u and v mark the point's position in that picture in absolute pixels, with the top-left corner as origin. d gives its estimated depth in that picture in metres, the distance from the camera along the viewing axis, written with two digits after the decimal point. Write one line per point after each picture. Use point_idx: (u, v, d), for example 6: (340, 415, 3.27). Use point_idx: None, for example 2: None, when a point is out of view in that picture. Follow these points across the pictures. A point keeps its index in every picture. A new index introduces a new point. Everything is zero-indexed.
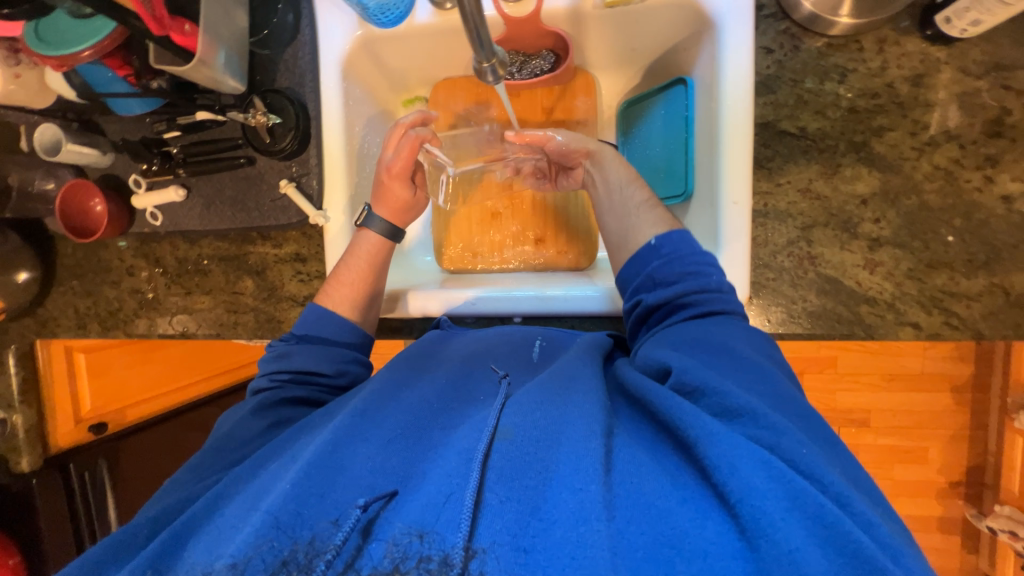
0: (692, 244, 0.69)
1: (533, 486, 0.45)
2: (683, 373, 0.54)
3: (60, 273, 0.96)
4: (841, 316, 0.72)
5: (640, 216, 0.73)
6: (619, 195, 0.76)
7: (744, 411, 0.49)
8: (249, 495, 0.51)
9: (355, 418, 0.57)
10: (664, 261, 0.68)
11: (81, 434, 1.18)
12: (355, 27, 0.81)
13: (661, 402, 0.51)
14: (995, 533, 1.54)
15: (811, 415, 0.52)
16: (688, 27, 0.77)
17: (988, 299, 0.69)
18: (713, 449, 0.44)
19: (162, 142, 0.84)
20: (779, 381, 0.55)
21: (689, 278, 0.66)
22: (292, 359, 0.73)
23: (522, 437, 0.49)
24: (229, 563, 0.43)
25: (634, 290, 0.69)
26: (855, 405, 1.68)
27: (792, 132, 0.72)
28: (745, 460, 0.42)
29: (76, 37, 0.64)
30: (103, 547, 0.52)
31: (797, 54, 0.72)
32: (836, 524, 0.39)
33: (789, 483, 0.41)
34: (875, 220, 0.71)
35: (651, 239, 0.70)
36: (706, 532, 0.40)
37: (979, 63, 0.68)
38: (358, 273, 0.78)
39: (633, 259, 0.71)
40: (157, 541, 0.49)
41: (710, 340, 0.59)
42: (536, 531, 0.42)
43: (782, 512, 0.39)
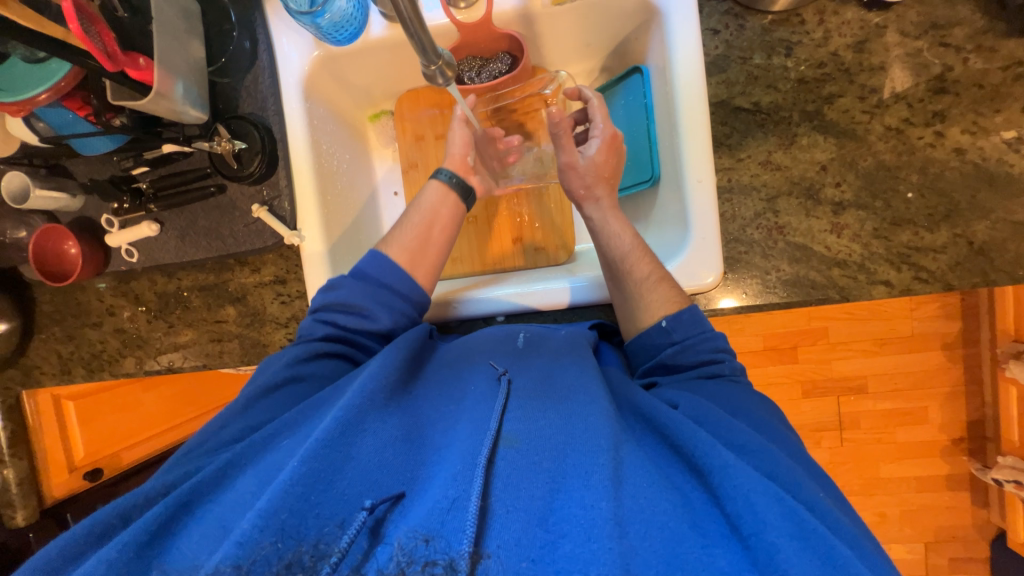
0: (702, 324, 0.69)
1: (540, 495, 0.46)
2: (691, 408, 0.59)
3: (40, 321, 0.95)
4: (814, 282, 0.73)
5: (647, 295, 0.71)
6: (627, 266, 0.74)
7: (752, 451, 0.53)
8: (258, 475, 0.51)
9: (360, 403, 0.55)
10: (677, 348, 0.68)
11: (76, 482, 1.16)
12: (312, 48, 0.82)
13: (677, 429, 0.54)
14: (1001, 484, 1.55)
15: (808, 465, 0.57)
16: (636, 17, 0.79)
17: (953, 251, 0.70)
18: (727, 481, 0.46)
19: (130, 179, 0.85)
20: (780, 437, 0.59)
21: (703, 367, 0.67)
22: (339, 291, 0.74)
23: (528, 445, 0.50)
24: (231, 563, 0.42)
25: (648, 370, 0.70)
26: (851, 372, 1.70)
27: (746, 108, 0.74)
28: (761, 494, 0.45)
29: (33, 80, 0.65)
30: (112, 509, 0.51)
31: (743, 32, 0.74)
32: (844, 564, 0.41)
33: (800, 521, 0.44)
34: (836, 184, 0.72)
35: (661, 320, 0.69)
36: (718, 561, 0.42)
37: (916, 24, 0.70)
38: (425, 223, 0.80)
39: (643, 340, 0.71)
40: (161, 505, 0.49)
41: (724, 400, 0.62)
42: (544, 542, 0.43)
43: (793, 548, 0.41)
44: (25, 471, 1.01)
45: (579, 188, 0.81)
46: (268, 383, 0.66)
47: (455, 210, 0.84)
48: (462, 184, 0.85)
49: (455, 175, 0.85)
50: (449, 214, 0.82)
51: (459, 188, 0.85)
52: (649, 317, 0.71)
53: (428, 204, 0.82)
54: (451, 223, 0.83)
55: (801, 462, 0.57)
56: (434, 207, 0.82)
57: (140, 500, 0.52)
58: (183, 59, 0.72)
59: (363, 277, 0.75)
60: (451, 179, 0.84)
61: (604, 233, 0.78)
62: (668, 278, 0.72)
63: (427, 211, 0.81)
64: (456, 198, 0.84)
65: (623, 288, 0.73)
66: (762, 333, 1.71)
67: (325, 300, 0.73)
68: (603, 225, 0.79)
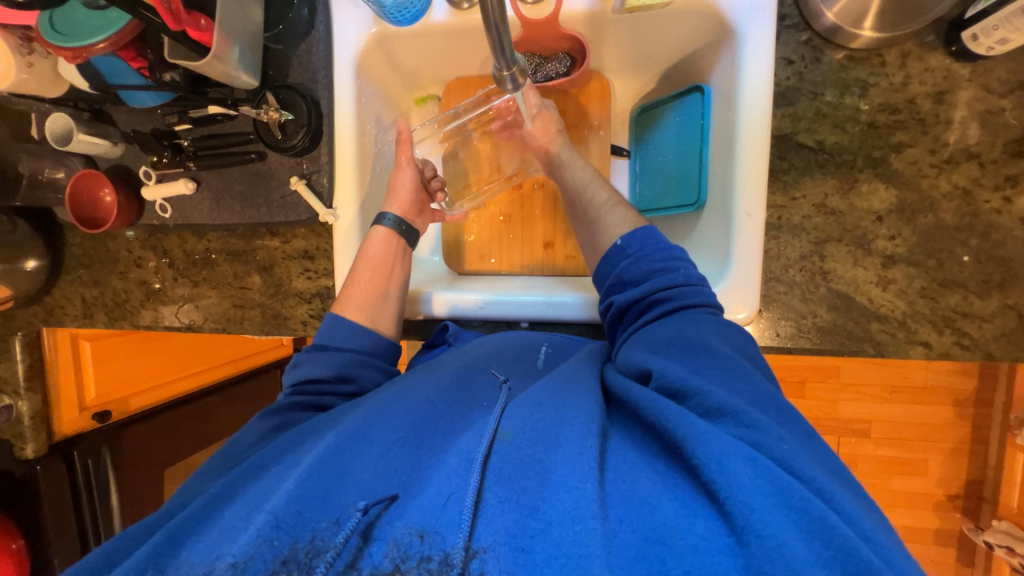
0: (657, 239, 0.70)
1: (530, 486, 0.45)
2: (665, 372, 0.54)
3: (68, 263, 0.96)
4: (850, 332, 0.71)
5: (607, 218, 0.76)
6: (584, 193, 0.80)
7: (726, 411, 0.49)
8: (250, 499, 0.51)
9: (358, 422, 0.57)
10: (630, 260, 0.69)
11: (84, 421, 1.19)
12: (371, 24, 0.80)
13: (649, 403, 0.51)
14: (992, 547, 1.53)
15: (791, 411, 0.52)
16: (709, 33, 0.75)
17: (1000, 321, 0.68)
18: (701, 447, 0.44)
19: (172, 134, 0.84)
20: (754, 375, 0.55)
21: (657, 275, 0.67)
22: (303, 367, 0.72)
23: (521, 439, 0.50)
24: (231, 562, 0.44)
25: (607, 291, 0.71)
26: (856, 415, 1.68)
27: (809, 145, 0.71)
28: (733, 454, 0.43)
29: (91, 29, 0.64)
30: (102, 551, 0.52)
31: (818, 66, 0.71)
32: (818, 515, 0.39)
33: (777, 479, 0.41)
34: (890, 237, 0.70)
35: (618, 240, 0.72)
36: (697, 528, 0.40)
37: (1003, 81, 0.67)
38: (377, 274, 0.78)
39: (603, 262, 0.73)
40: (153, 539, 0.49)
41: (686, 337, 0.59)
42: (534, 531, 0.42)
43: (770, 508, 0.39)
44: (37, 405, 1.07)
45: (542, 138, 0.86)
46: (250, 438, 0.65)
47: (400, 252, 0.82)
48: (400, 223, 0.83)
49: (397, 217, 0.83)
50: (396, 260, 0.81)
51: (400, 229, 0.83)
52: (609, 239, 0.74)
53: (375, 254, 0.80)
54: (398, 258, 0.82)
55: (788, 413, 0.52)
56: (383, 257, 0.80)
57: (134, 536, 0.53)
58: (243, 23, 0.70)
59: (325, 349, 0.74)
60: (397, 225, 0.83)
61: (568, 169, 0.83)
62: (624, 202, 0.78)
63: (375, 262, 0.79)
64: (401, 242, 0.83)
65: (589, 219, 0.78)
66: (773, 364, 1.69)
67: (292, 380, 0.72)
68: (567, 161, 0.83)
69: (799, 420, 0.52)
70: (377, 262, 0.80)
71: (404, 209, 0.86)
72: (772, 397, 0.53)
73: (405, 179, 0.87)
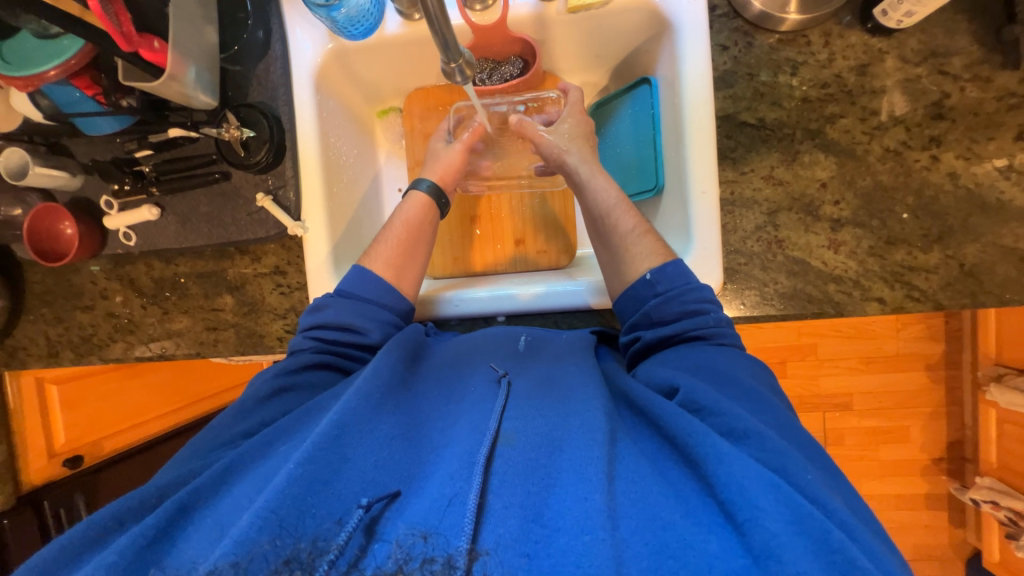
0: (686, 276, 0.70)
1: (536, 492, 0.46)
2: (691, 393, 0.57)
3: (30, 302, 0.93)
4: (810, 295, 0.75)
5: (633, 248, 0.73)
6: (610, 217, 0.77)
7: (749, 433, 0.51)
8: (256, 480, 0.50)
9: (361, 402, 0.55)
10: (661, 299, 0.69)
11: (54, 468, 1.14)
12: (326, 40, 0.82)
13: (671, 418, 0.53)
14: (978, 504, 1.58)
15: (814, 446, 0.55)
16: (648, 28, 0.80)
17: (944, 271, 0.73)
18: (722, 467, 0.46)
19: (132, 161, 0.83)
20: (777, 409, 0.57)
21: (688, 316, 0.68)
22: (326, 312, 0.72)
23: (523, 444, 0.50)
24: (229, 560, 0.41)
25: (633, 326, 0.72)
26: (836, 389, 1.73)
27: (751, 123, 0.76)
28: (755, 479, 0.44)
29: (43, 57, 0.65)
30: (108, 511, 0.49)
31: (751, 50, 0.76)
32: (843, 548, 0.40)
33: (798, 506, 0.43)
34: (835, 202, 0.74)
35: (645, 273, 0.71)
36: (711, 547, 0.41)
37: (916, 51, 0.73)
38: (412, 236, 0.80)
39: (631, 295, 0.72)
40: (158, 513, 0.47)
41: (712, 367, 0.61)
42: (540, 536, 0.43)
43: (789, 534, 0.40)
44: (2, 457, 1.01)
45: (556, 149, 0.84)
46: (260, 393, 0.65)
47: (434, 220, 0.84)
48: (436, 190, 0.85)
49: (435, 184, 0.85)
50: (426, 226, 0.82)
51: (437, 196, 0.85)
52: (635, 270, 0.72)
53: (413, 218, 0.82)
54: (429, 225, 0.83)
55: (816, 454, 0.54)
56: (416, 219, 0.82)
57: (135, 503, 0.50)
58: (196, 44, 0.72)
59: (350, 296, 0.74)
60: (433, 192, 0.85)
61: (589, 187, 0.81)
62: (651, 231, 0.75)
63: (411, 224, 0.81)
64: (436, 211, 0.85)
65: (612, 245, 0.75)
66: (752, 346, 1.73)
67: (314, 321, 0.72)
68: (588, 179, 0.81)
69: (821, 456, 0.55)
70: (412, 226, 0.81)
71: (443, 179, 0.87)
72: (794, 433, 0.55)
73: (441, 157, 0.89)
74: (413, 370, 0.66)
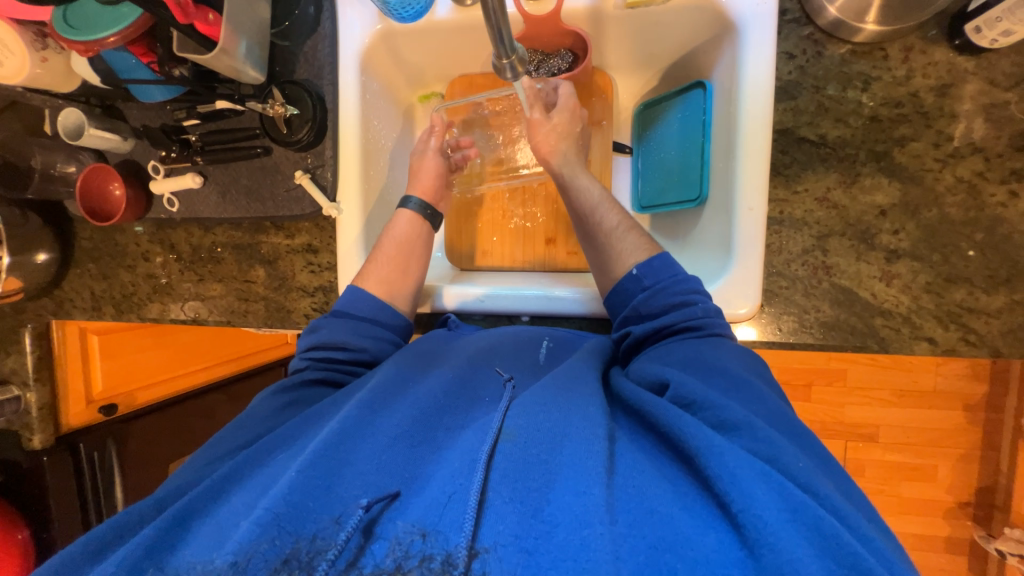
0: (674, 268, 0.69)
1: (534, 488, 0.45)
2: (679, 386, 0.54)
3: (78, 256, 0.97)
4: (854, 327, 0.71)
5: (619, 243, 0.73)
6: (594, 215, 0.76)
7: (741, 424, 0.49)
8: (256, 486, 0.51)
9: (360, 412, 0.56)
10: (648, 293, 0.67)
11: (92, 414, 1.21)
12: (375, 21, 0.81)
13: (661, 413, 0.51)
14: (1005, 556, 1.49)
15: (806, 434, 0.53)
16: (710, 29, 0.76)
17: (1008, 317, 0.67)
18: (714, 460, 0.44)
19: (180, 130, 0.85)
20: (773, 399, 0.55)
21: (676, 309, 0.65)
22: (321, 332, 0.74)
23: (524, 439, 0.49)
24: (228, 561, 0.42)
25: (622, 321, 0.69)
26: (863, 420, 1.65)
27: (811, 139, 0.71)
28: (747, 470, 0.43)
29: (103, 23, 0.66)
30: (108, 527, 0.51)
31: (820, 60, 0.71)
32: (836, 535, 0.39)
33: (789, 495, 0.41)
34: (894, 231, 0.69)
35: (633, 267, 0.70)
36: (708, 540, 0.40)
37: (1008, 74, 0.66)
38: (399, 250, 0.80)
39: (619, 291, 0.70)
40: (156, 523, 0.48)
41: (705, 360, 0.59)
42: (539, 533, 0.42)
43: (784, 523, 0.39)
44: (47, 397, 1.06)
45: (545, 146, 0.81)
46: (256, 410, 0.66)
47: (424, 235, 0.84)
48: (425, 206, 0.86)
49: (422, 201, 0.85)
50: (418, 241, 0.83)
51: (426, 212, 0.86)
52: (621, 266, 0.71)
53: (403, 235, 0.82)
54: (423, 241, 0.84)
55: (807, 440, 0.52)
56: (407, 235, 0.83)
57: (135, 516, 0.52)
58: (249, 19, 0.72)
59: (344, 316, 0.75)
60: (422, 208, 0.85)
61: (573, 186, 0.79)
62: (636, 227, 0.75)
63: (399, 240, 0.82)
64: (426, 225, 0.85)
65: (596, 242, 0.75)
66: (778, 366, 1.67)
67: (309, 343, 0.74)
68: (572, 177, 0.79)
69: (816, 444, 0.53)
70: (402, 241, 0.82)
71: (426, 194, 0.87)
72: (786, 421, 0.53)
73: (431, 163, 0.88)
74: (417, 371, 0.66)
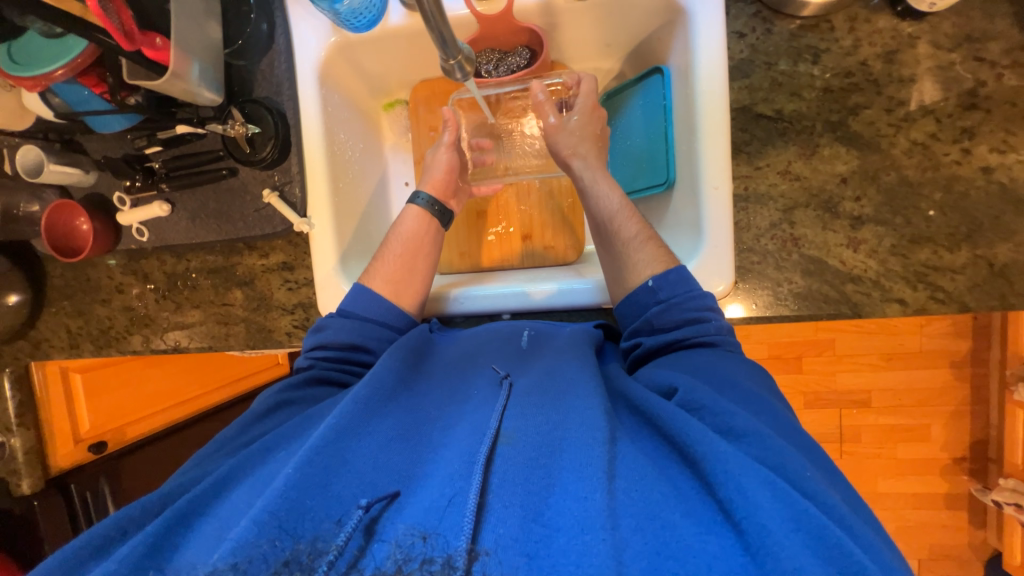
0: (689, 284, 0.68)
1: (535, 491, 0.45)
2: (689, 392, 0.55)
3: (51, 295, 0.96)
4: (827, 295, 0.72)
5: (635, 255, 0.72)
6: (614, 225, 0.76)
7: (747, 432, 0.50)
8: (257, 483, 0.52)
9: (358, 407, 0.56)
10: (663, 307, 0.68)
11: (81, 453, 1.19)
12: (329, 33, 0.81)
13: (667, 417, 0.52)
14: (1001, 506, 1.53)
15: (812, 445, 0.54)
16: (660, 15, 0.77)
17: (972, 272, 0.69)
18: (720, 466, 0.45)
19: (142, 158, 0.84)
20: (779, 412, 0.56)
21: (688, 324, 0.67)
22: (328, 333, 0.73)
23: (524, 443, 0.50)
24: (228, 561, 0.42)
25: (633, 331, 0.70)
26: (854, 386, 1.68)
27: (768, 115, 0.73)
28: (753, 479, 0.43)
29: (50, 57, 0.65)
30: (109, 523, 0.50)
31: (769, 37, 0.72)
32: (839, 545, 0.40)
33: (794, 504, 0.42)
34: (855, 198, 0.71)
35: (648, 279, 0.70)
36: (709, 547, 0.40)
37: (950, 36, 0.68)
38: (408, 253, 0.80)
39: (631, 301, 0.71)
40: (159, 520, 0.49)
41: (713, 372, 0.60)
42: (540, 537, 0.42)
43: (790, 534, 0.39)
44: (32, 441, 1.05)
45: (566, 148, 0.82)
46: (261, 408, 0.67)
47: (434, 233, 0.84)
48: (435, 203, 0.85)
49: (430, 196, 0.85)
50: (427, 239, 0.82)
51: (434, 209, 0.85)
52: (637, 277, 0.71)
53: (410, 231, 0.82)
54: (430, 238, 0.83)
55: (813, 451, 0.53)
56: (416, 233, 0.82)
57: (139, 512, 0.52)
58: (200, 41, 0.72)
59: (348, 316, 0.75)
60: (430, 204, 0.84)
61: (592, 193, 0.79)
62: (654, 237, 0.74)
63: (407, 241, 0.81)
64: (434, 222, 0.84)
65: (613, 249, 0.74)
66: (767, 341, 1.69)
67: (316, 342, 0.73)
68: (591, 184, 0.79)
69: (820, 454, 0.54)
70: (410, 238, 0.82)
71: (437, 189, 0.86)
72: (793, 433, 0.54)
73: (443, 157, 0.87)
74: (415, 374, 0.67)
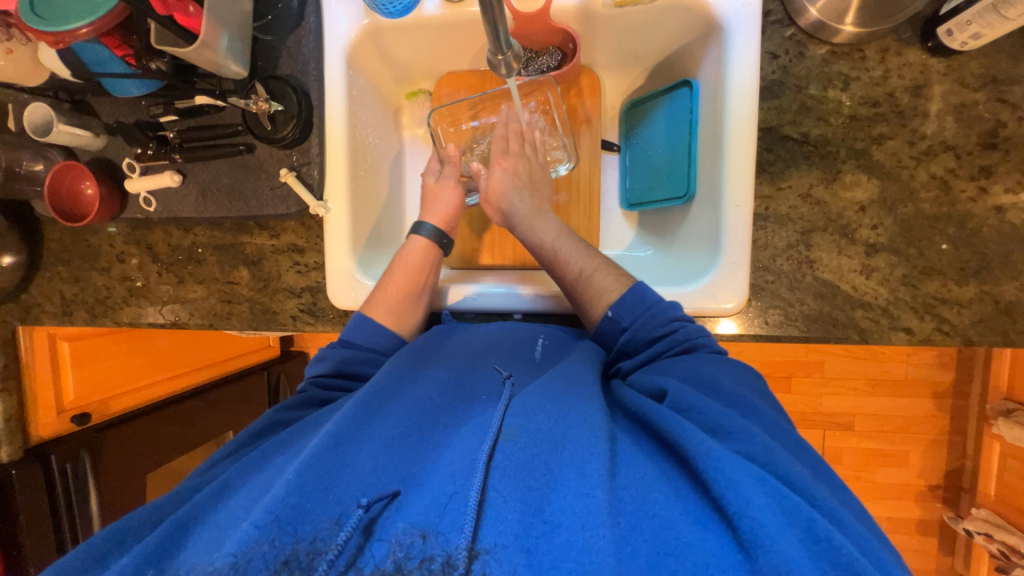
0: (645, 300, 0.68)
1: (536, 487, 0.45)
2: (677, 394, 0.56)
3: (46, 258, 0.93)
4: (836, 320, 0.73)
5: (590, 288, 0.73)
6: (561, 259, 0.76)
7: (736, 430, 0.50)
8: (251, 490, 0.50)
9: (358, 411, 0.56)
10: (628, 334, 0.68)
11: (63, 424, 1.17)
12: (362, 17, 0.80)
13: (660, 418, 0.52)
14: (971, 535, 1.57)
15: (800, 443, 0.54)
16: (696, 29, 0.77)
17: (977, 307, 0.71)
18: (710, 463, 0.45)
19: (157, 126, 0.82)
20: (763, 413, 0.56)
21: (665, 338, 0.66)
22: (326, 363, 0.72)
23: (526, 438, 0.49)
24: (229, 561, 0.41)
25: (612, 359, 0.70)
26: (839, 409, 1.71)
27: (794, 137, 0.74)
28: (743, 474, 0.44)
29: (74, 14, 0.63)
30: (104, 534, 0.50)
31: (802, 60, 0.73)
32: (825, 540, 0.40)
33: (784, 500, 0.42)
34: (872, 226, 0.72)
35: (607, 309, 0.70)
36: (709, 544, 0.40)
37: (977, 75, 0.69)
38: (413, 279, 0.78)
39: (600, 333, 0.71)
40: (157, 531, 0.47)
41: (697, 377, 0.60)
42: (540, 532, 0.41)
43: (779, 526, 0.40)
44: (13, 407, 1.06)
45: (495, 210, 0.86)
46: (254, 429, 0.65)
47: (437, 262, 0.82)
48: (438, 232, 0.83)
49: (436, 227, 0.84)
50: (430, 269, 0.80)
51: (439, 239, 0.84)
52: (598, 309, 0.71)
53: (413, 263, 0.80)
54: (435, 265, 0.82)
55: (805, 458, 0.52)
56: (420, 264, 0.80)
57: (139, 519, 0.51)
58: (232, 13, 0.72)
59: (350, 346, 0.74)
60: (435, 235, 0.83)
61: (534, 236, 0.80)
62: (603, 264, 0.74)
63: (410, 269, 0.80)
64: (439, 251, 0.83)
65: (569, 287, 0.75)
66: (759, 360, 1.71)
67: (314, 372, 0.72)
68: (528, 227, 0.81)
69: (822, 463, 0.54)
70: (413, 269, 0.80)
71: (445, 222, 0.85)
72: (780, 433, 0.54)
73: None
74: (416, 367, 0.66)
